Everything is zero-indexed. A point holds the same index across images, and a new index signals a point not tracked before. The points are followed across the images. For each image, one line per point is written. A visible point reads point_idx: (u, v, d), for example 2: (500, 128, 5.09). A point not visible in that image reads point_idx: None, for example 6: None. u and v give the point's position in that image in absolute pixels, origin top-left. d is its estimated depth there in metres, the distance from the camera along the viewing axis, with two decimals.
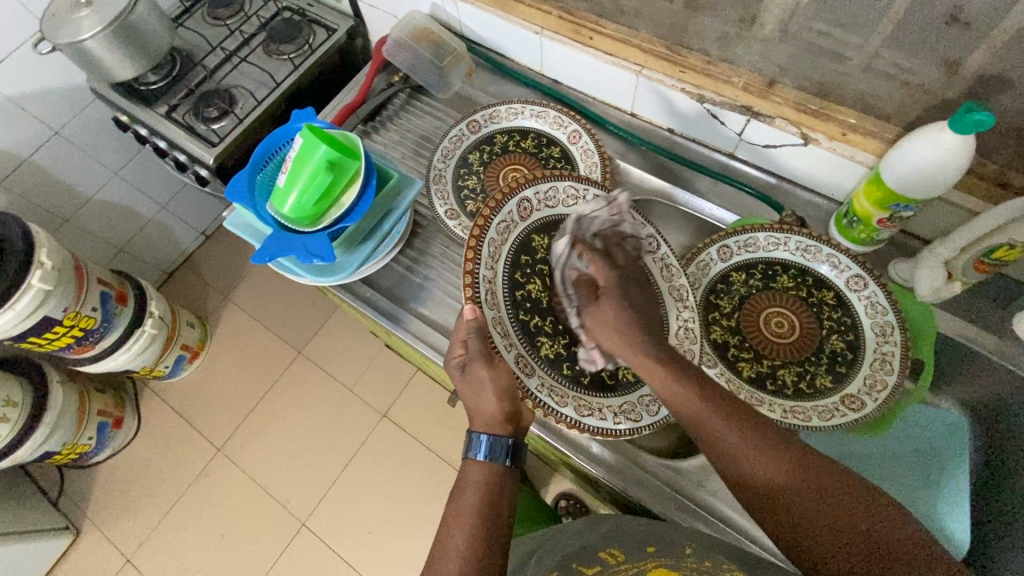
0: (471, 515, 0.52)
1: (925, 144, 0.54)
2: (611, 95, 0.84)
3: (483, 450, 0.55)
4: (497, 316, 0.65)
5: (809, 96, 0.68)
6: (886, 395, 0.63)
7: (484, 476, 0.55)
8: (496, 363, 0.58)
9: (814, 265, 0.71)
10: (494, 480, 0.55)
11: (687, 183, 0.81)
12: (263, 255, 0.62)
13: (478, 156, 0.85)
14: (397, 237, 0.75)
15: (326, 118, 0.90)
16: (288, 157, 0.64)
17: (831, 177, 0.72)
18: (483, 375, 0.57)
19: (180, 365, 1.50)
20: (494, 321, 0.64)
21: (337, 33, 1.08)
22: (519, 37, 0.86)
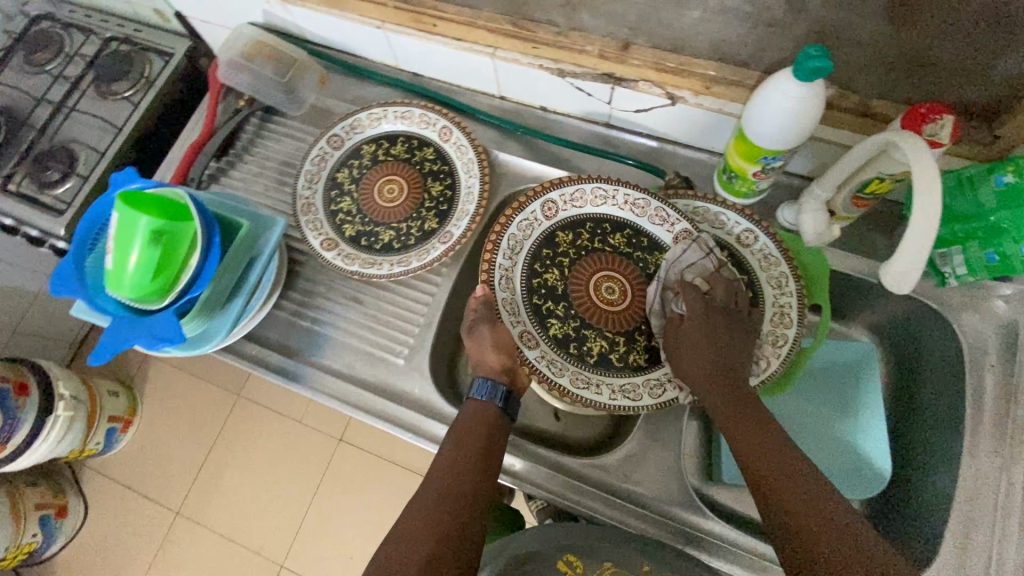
0: (465, 444, 0.57)
1: (777, 94, 0.51)
2: (474, 80, 0.78)
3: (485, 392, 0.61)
4: (509, 299, 0.68)
5: (665, 53, 0.63)
6: (785, 351, 0.64)
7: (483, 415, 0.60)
8: (500, 322, 0.64)
9: (702, 229, 0.69)
10: (489, 418, 0.60)
11: (569, 162, 0.77)
12: (103, 352, 0.55)
13: (346, 173, 0.78)
14: (269, 284, 0.70)
15: (174, 163, 0.81)
16: (109, 236, 0.56)
17: (705, 131, 0.69)
18: (486, 331, 0.63)
19: (114, 437, 1.42)
20: (504, 303, 0.67)
21: (175, 58, 0.97)
22: (363, 34, 0.78)
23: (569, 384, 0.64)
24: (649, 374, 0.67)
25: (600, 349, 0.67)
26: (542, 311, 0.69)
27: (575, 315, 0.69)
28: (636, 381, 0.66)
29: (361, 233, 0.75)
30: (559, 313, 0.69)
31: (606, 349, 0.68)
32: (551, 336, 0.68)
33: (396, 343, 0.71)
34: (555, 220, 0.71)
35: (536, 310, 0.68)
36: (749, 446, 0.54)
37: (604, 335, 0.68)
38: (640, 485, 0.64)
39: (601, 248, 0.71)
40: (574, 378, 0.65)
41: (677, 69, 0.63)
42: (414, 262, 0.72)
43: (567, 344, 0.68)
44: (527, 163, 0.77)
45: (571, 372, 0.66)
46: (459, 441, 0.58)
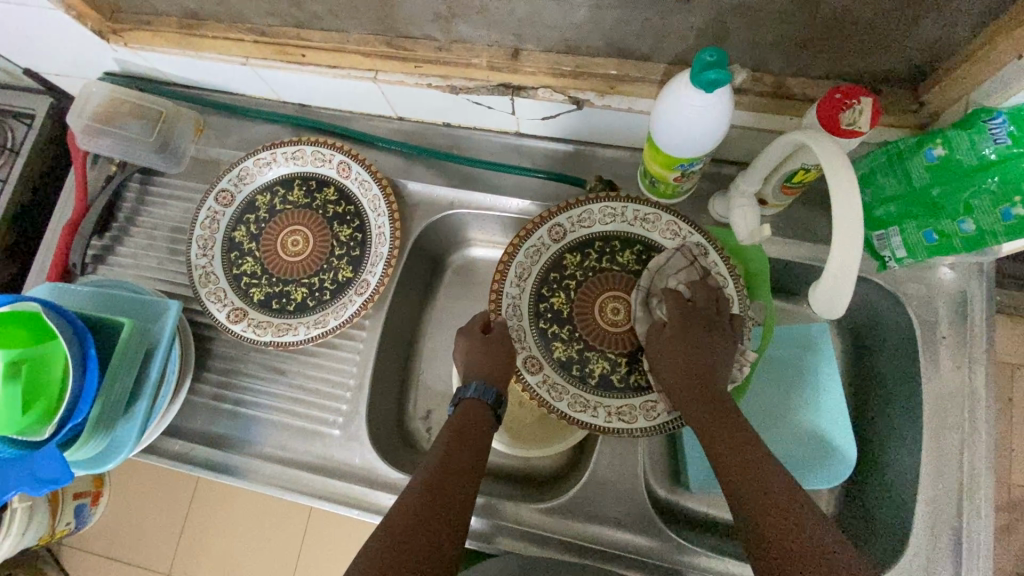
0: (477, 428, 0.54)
1: (676, 106, 0.46)
2: (366, 105, 0.70)
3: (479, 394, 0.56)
4: (515, 324, 0.62)
5: (559, 56, 0.57)
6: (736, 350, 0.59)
7: (476, 417, 0.55)
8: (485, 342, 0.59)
9: (630, 232, 0.64)
10: (481, 423, 0.55)
11: (483, 180, 0.70)
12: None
13: (244, 230, 0.71)
14: (173, 376, 0.63)
15: (50, 248, 0.73)
16: None
17: (620, 130, 0.64)
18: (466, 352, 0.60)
19: (85, 512, 1.33)
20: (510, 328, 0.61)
21: (37, 120, 0.86)
22: (231, 72, 0.69)
23: (567, 409, 0.58)
24: (647, 396, 0.59)
25: (603, 371, 0.60)
26: (547, 335, 0.62)
27: (580, 338, 0.61)
28: (635, 404, 0.59)
29: (270, 295, 0.68)
30: (564, 336, 0.62)
31: (607, 372, 0.60)
32: (556, 360, 0.61)
33: (330, 410, 0.66)
34: (563, 244, 0.64)
35: (541, 333, 0.62)
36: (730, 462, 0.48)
37: (608, 357, 0.61)
38: (603, 522, 0.60)
39: (610, 268, 0.63)
40: (574, 403, 0.59)
41: (575, 71, 0.57)
42: (332, 321, 0.66)
43: (570, 367, 0.61)
44: (438, 188, 0.71)
45: (571, 396, 0.59)
46: (453, 438, 0.52)
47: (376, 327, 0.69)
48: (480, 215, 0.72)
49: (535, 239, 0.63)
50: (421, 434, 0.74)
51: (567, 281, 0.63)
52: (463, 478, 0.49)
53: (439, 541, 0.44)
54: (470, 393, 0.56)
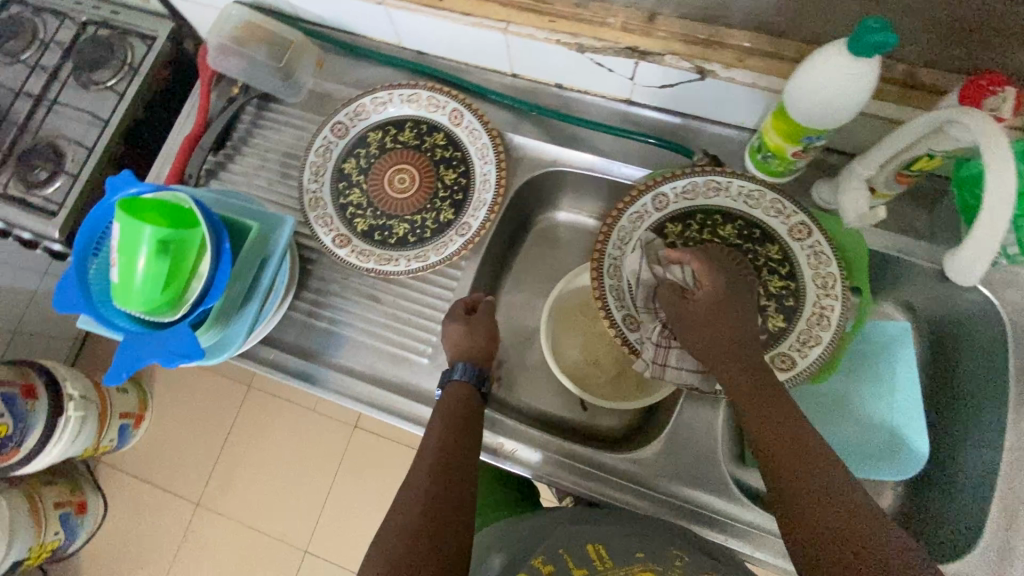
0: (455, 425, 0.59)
1: (823, 71, 0.48)
2: (484, 58, 0.73)
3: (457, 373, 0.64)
4: (615, 286, 0.64)
5: (695, 25, 0.59)
6: (836, 322, 0.59)
7: (456, 398, 0.62)
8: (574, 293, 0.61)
9: (732, 206, 0.66)
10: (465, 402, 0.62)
11: (587, 143, 0.72)
12: (120, 373, 0.52)
13: (353, 163, 0.74)
14: (283, 283, 0.67)
15: (169, 159, 0.77)
16: (112, 248, 0.53)
17: (736, 107, 0.65)
18: None
19: (127, 433, 1.42)
20: (610, 290, 0.64)
21: (158, 41, 0.90)
22: (362, 11, 0.71)
23: (665, 366, 0.61)
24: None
25: None
26: None
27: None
28: None
29: (373, 227, 0.71)
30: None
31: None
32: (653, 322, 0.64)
33: (419, 341, 0.69)
34: (665, 213, 0.66)
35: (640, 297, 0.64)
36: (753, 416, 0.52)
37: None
38: (674, 478, 0.63)
39: (711, 239, 0.66)
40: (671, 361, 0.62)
41: (708, 41, 0.59)
42: (431, 257, 0.69)
43: None
44: (544, 146, 0.73)
45: None
46: (443, 434, 0.58)
47: (469, 270, 0.72)
48: (580, 176, 0.75)
49: (639, 206, 0.66)
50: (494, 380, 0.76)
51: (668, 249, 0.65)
52: (457, 474, 0.55)
53: (445, 534, 0.49)
54: (456, 375, 0.63)
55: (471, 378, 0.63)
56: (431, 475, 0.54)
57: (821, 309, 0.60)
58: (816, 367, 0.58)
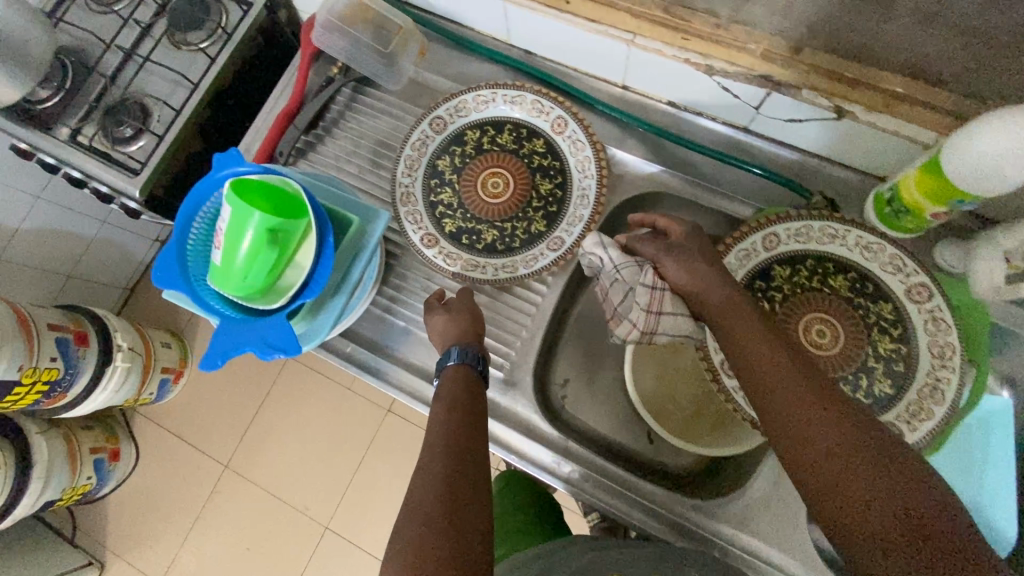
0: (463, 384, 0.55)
1: (1002, 135, 0.44)
2: (597, 66, 0.69)
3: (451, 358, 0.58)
4: None
5: (845, 62, 0.55)
6: (950, 398, 0.55)
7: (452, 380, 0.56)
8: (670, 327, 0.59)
9: (847, 256, 0.62)
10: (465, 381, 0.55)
11: (693, 168, 0.70)
12: (216, 358, 0.51)
13: (447, 161, 0.71)
14: (370, 281, 0.65)
15: (260, 134, 0.76)
16: (218, 229, 0.52)
17: (866, 152, 0.61)
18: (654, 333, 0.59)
19: (166, 387, 1.44)
20: None
21: (254, 7, 0.88)
22: (477, 3, 0.68)
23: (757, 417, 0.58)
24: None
25: None
26: None
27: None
28: None
29: (462, 229, 0.70)
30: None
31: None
32: None
33: (498, 355, 0.68)
34: (773, 254, 0.63)
35: None
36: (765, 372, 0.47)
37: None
38: (746, 532, 0.61)
39: (820, 288, 0.62)
40: None
41: (857, 81, 0.55)
42: (521, 269, 0.67)
43: None
44: (649, 168, 0.71)
45: None
46: (452, 406, 0.52)
47: (554, 285, 0.70)
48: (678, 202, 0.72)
49: (747, 244, 0.63)
50: (560, 400, 0.74)
51: (772, 293, 0.62)
52: (473, 439, 0.49)
53: (466, 495, 0.44)
54: (451, 360, 0.57)
55: (468, 359, 0.57)
56: (447, 450, 0.47)
57: (935, 380, 0.56)
58: (923, 442, 0.55)
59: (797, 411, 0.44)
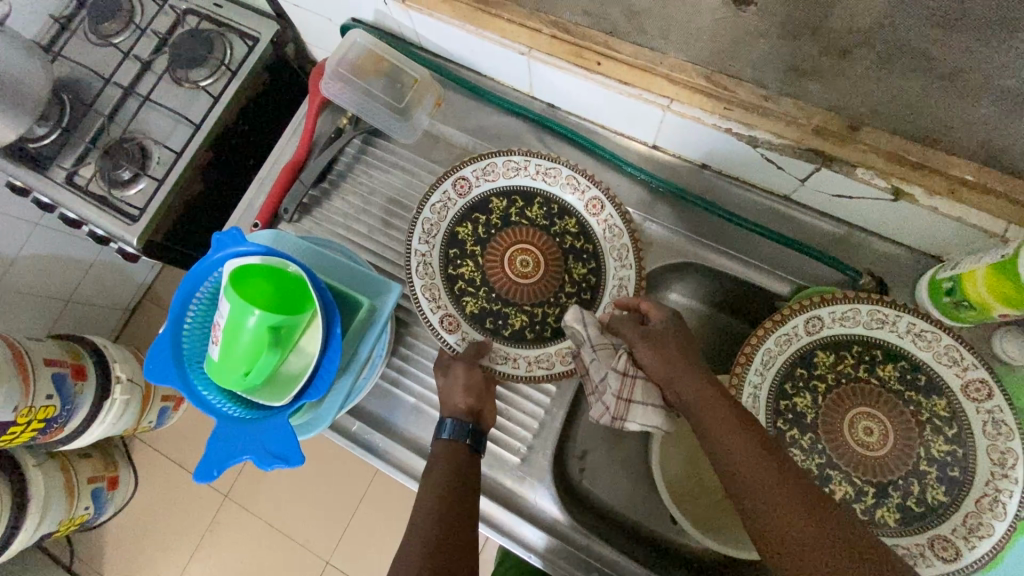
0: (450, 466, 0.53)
1: None
2: (627, 125, 0.64)
3: (444, 429, 0.56)
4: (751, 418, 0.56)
5: (910, 145, 0.50)
6: (1013, 512, 0.50)
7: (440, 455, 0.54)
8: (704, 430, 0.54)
9: (897, 344, 0.57)
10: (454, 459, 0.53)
11: (726, 236, 0.65)
12: (209, 470, 0.47)
13: (468, 229, 0.67)
14: (380, 359, 0.61)
15: (262, 187, 0.71)
16: (216, 323, 0.48)
17: (921, 233, 0.56)
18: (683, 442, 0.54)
19: (166, 415, 1.40)
20: None
21: (260, 44, 0.83)
22: (500, 57, 0.63)
23: None
24: (897, 537, 0.52)
25: (845, 496, 0.54)
26: (784, 438, 0.56)
27: (823, 451, 0.55)
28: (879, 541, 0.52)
29: (485, 311, 0.65)
30: (803, 444, 0.56)
31: (851, 497, 0.54)
32: None
33: (514, 438, 0.65)
34: (816, 338, 0.58)
35: (778, 434, 0.56)
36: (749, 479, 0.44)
37: (853, 482, 0.54)
38: None
39: (867, 379, 0.57)
40: None
41: (919, 164, 0.50)
42: (557, 365, 0.63)
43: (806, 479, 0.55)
44: (679, 235, 0.66)
45: None
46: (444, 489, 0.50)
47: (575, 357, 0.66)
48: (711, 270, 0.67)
49: (789, 327, 0.58)
50: (578, 475, 0.70)
51: (812, 380, 0.57)
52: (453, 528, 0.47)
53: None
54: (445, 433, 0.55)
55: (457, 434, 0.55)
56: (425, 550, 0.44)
57: (996, 490, 0.51)
58: (986, 563, 0.50)
59: (775, 519, 0.42)
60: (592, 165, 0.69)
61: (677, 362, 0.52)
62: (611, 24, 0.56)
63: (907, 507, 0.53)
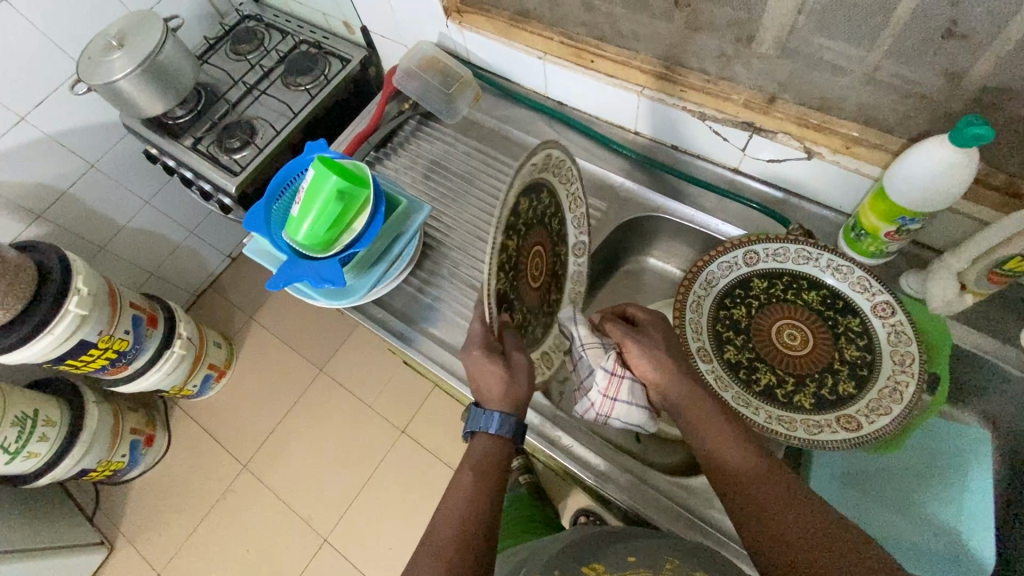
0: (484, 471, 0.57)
1: (923, 158, 0.55)
2: (614, 114, 0.85)
3: (492, 424, 0.59)
4: (695, 319, 0.70)
5: (810, 111, 0.67)
6: (909, 398, 0.61)
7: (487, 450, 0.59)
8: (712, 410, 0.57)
9: (820, 275, 0.70)
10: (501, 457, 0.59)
11: (690, 199, 0.82)
12: (278, 282, 0.66)
13: (526, 202, 0.63)
14: (408, 257, 0.78)
15: (339, 146, 0.94)
16: (301, 189, 0.67)
17: (836, 192, 0.72)
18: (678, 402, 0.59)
19: (208, 383, 1.58)
20: (689, 321, 0.69)
21: (351, 63, 1.12)
22: (524, 62, 0.86)
23: (731, 400, 0.64)
24: (811, 416, 0.63)
25: (768, 382, 0.67)
26: (721, 337, 0.70)
27: (752, 348, 0.69)
28: (794, 416, 0.63)
29: (503, 297, 0.63)
30: (736, 343, 0.70)
31: (773, 384, 0.66)
32: (725, 360, 0.68)
33: None
34: (753, 268, 0.72)
35: (716, 335, 0.70)
36: (744, 478, 0.52)
37: (776, 373, 0.67)
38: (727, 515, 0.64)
39: (793, 301, 0.70)
40: (737, 397, 0.65)
41: (819, 126, 0.66)
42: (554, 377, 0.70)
43: (737, 368, 0.68)
44: (652, 195, 0.84)
45: (735, 391, 0.66)
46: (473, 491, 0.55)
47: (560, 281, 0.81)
48: (678, 225, 0.84)
49: (730, 256, 0.72)
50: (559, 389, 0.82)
51: (744, 297, 0.71)
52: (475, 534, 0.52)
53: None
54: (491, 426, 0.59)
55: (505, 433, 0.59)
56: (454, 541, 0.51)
57: (895, 383, 0.62)
58: (883, 433, 0.60)
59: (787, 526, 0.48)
60: (588, 146, 0.89)
61: (672, 375, 0.59)
62: (602, 32, 0.79)
63: (822, 396, 0.65)
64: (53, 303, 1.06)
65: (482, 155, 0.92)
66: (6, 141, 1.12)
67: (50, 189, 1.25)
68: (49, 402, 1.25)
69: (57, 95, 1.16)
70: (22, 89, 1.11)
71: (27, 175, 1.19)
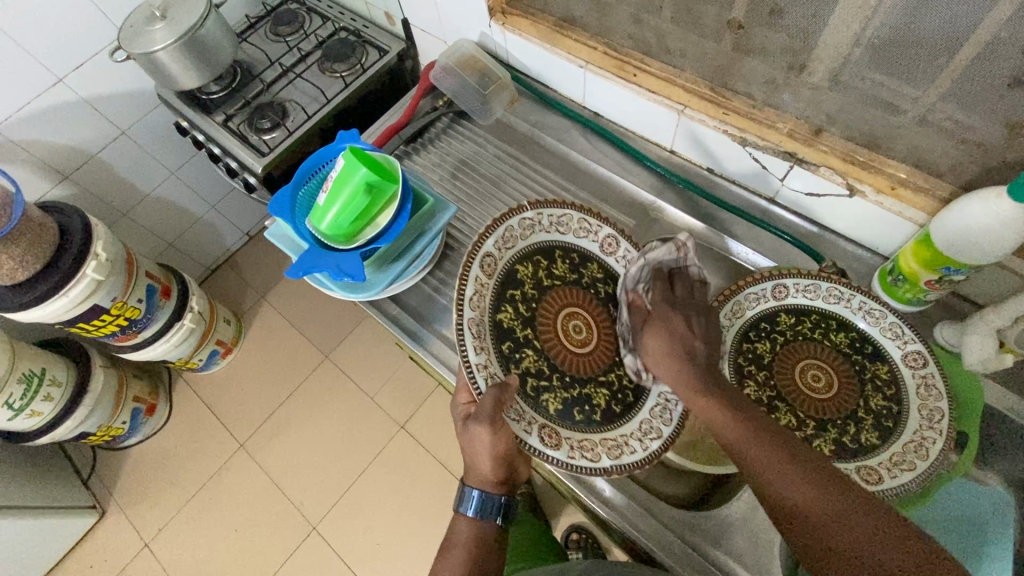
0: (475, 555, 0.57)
1: (979, 208, 0.52)
2: (651, 131, 0.83)
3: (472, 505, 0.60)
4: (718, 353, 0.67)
5: (857, 147, 0.65)
6: (935, 455, 0.59)
7: None
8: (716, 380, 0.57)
9: (850, 317, 0.67)
10: None
11: (722, 225, 0.81)
12: (297, 270, 0.64)
13: (527, 270, 0.69)
14: (428, 257, 0.78)
15: (369, 137, 0.93)
16: (329, 177, 0.66)
17: (872, 231, 0.70)
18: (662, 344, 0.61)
19: (214, 359, 1.58)
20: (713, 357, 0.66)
21: (389, 54, 1.11)
22: (564, 70, 0.85)
23: None
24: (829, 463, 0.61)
25: (788, 423, 0.64)
26: (742, 371, 0.68)
27: (773, 386, 0.67)
28: None
29: (526, 369, 0.65)
30: (758, 378, 0.68)
31: (792, 425, 0.64)
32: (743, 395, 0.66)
33: None
34: (782, 303, 0.70)
35: (737, 368, 0.68)
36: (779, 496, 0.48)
37: (796, 414, 0.65)
38: (732, 555, 0.62)
39: (821, 341, 0.68)
40: None
41: (865, 163, 0.64)
42: (624, 456, 0.62)
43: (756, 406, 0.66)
44: (681, 216, 0.83)
45: None
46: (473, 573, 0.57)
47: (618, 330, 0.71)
48: (707, 251, 0.82)
49: (759, 289, 0.69)
50: None
51: (765, 328, 0.69)
52: None
53: None
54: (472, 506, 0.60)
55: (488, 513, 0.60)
56: None
57: (921, 438, 0.60)
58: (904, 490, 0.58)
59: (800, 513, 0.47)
60: (621, 160, 0.88)
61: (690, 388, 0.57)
62: (648, 46, 0.76)
63: (843, 444, 0.62)
64: (71, 265, 1.06)
65: (512, 158, 0.92)
66: (41, 100, 1.13)
67: (78, 152, 1.25)
68: (57, 362, 1.26)
69: (96, 59, 1.16)
70: (62, 50, 1.11)
71: (56, 135, 1.19)
